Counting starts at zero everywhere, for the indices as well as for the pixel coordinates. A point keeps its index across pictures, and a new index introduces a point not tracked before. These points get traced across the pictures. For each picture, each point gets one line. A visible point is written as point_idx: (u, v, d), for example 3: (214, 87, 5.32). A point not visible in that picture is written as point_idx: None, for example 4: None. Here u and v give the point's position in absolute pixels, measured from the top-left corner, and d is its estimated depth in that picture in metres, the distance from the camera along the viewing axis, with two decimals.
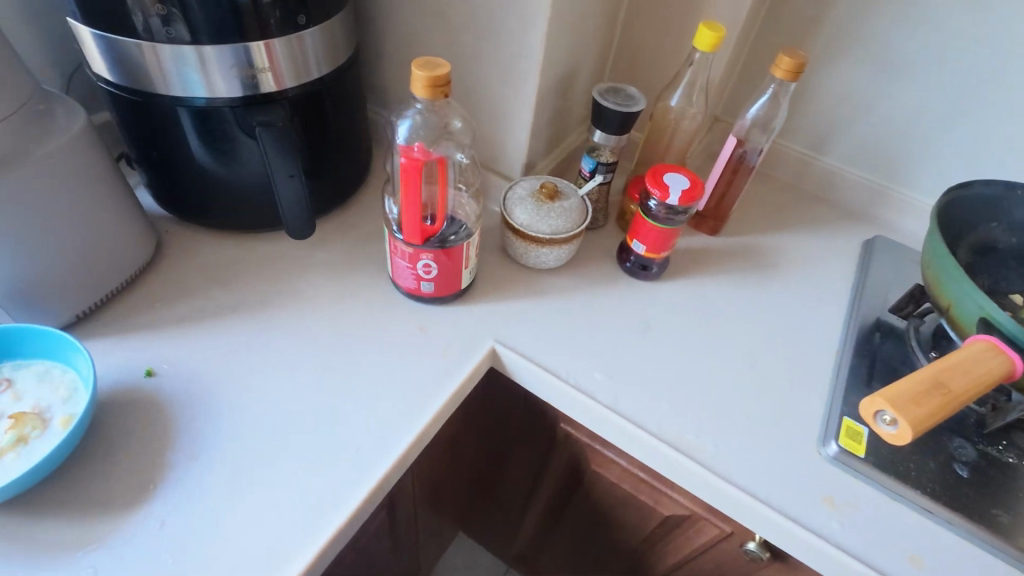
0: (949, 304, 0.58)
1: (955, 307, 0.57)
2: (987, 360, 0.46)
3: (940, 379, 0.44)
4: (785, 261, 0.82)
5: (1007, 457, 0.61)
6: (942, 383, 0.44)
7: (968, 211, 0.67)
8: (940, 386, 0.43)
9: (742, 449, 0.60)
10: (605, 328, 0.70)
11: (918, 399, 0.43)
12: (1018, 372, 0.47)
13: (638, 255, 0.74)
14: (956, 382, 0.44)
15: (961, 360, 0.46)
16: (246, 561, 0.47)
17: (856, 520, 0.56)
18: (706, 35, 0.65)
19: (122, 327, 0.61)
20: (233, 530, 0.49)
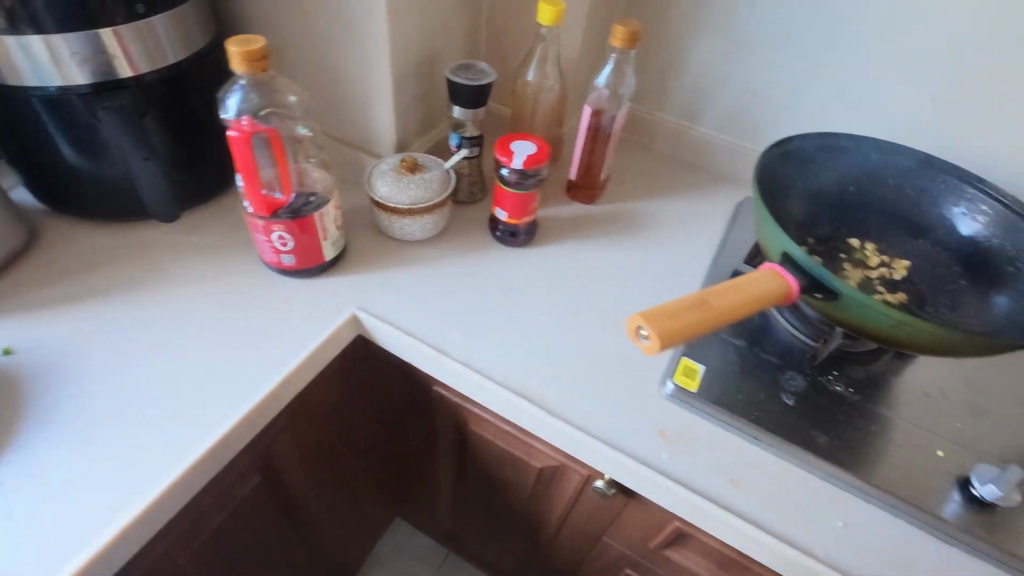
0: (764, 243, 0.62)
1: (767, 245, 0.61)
2: (761, 284, 0.50)
3: (708, 298, 0.47)
4: (656, 224, 0.86)
5: (835, 386, 0.66)
6: (710, 300, 0.47)
7: (794, 163, 0.71)
8: (706, 303, 0.46)
9: (587, 393, 0.64)
10: (470, 291, 0.73)
11: (684, 312, 0.45)
12: (795, 293, 0.51)
13: (504, 222, 0.77)
14: (725, 300, 0.47)
15: (733, 284, 0.49)
16: (83, 511, 0.50)
17: (685, 450, 0.60)
18: (545, 10, 0.70)
19: None
20: (73, 487, 0.52)
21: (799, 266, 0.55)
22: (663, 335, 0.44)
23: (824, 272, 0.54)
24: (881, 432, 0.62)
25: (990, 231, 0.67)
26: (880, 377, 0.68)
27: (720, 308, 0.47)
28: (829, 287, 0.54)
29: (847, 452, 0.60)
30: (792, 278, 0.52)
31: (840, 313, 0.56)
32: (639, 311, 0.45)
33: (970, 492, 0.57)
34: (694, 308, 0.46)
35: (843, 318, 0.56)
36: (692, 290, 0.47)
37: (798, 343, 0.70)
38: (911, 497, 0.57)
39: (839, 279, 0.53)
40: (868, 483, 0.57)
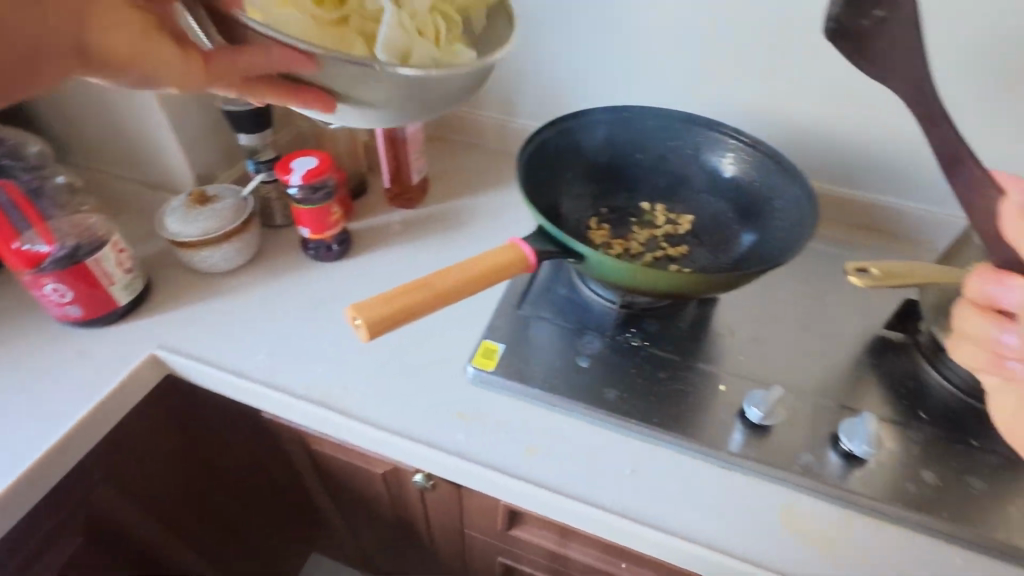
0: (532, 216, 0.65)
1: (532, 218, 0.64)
2: (494, 258, 0.53)
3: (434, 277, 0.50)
4: (479, 216, 0.88)
5: (632, 341, 0.69)
6: (434, 279, 0.49)
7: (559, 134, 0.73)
8: (430, 283, 0.49)
9: (390, 392, 0.65)
10: (278, 311, 0.72)
11: (403, 294, 0.48)
12: (534, 263, 0.54)
13: (313, 239, 0.77)
14: (451, 277, 0.50)
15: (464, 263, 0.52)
16: None
17: (485, 428, 0.62)
18: None
19: None
20: None
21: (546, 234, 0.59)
22: (380, 320, 0.46)
23: (566, 238, 0.57)
24: (671, 378, 0.66)
25: (743, 168, 0.73)
26: (676, 326, 0.72)
27: (445, 284, 0.49)
28: (574, 251, 0.58)
29: (636, 403, 0.63)
30: (532, 248, 0.55)
31: (594, 274, 0.60)
32: (357, 303, 0.47)
33: (747, 418, 0.61)
34: (415, 289, 0.48)
35: (598, 278, 0.61)
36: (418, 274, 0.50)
37: (600, 307, 0.73)
38: (693, 433, 0.60)
39: (578, 242, 0.57)
40: (653, 427, 0.61)
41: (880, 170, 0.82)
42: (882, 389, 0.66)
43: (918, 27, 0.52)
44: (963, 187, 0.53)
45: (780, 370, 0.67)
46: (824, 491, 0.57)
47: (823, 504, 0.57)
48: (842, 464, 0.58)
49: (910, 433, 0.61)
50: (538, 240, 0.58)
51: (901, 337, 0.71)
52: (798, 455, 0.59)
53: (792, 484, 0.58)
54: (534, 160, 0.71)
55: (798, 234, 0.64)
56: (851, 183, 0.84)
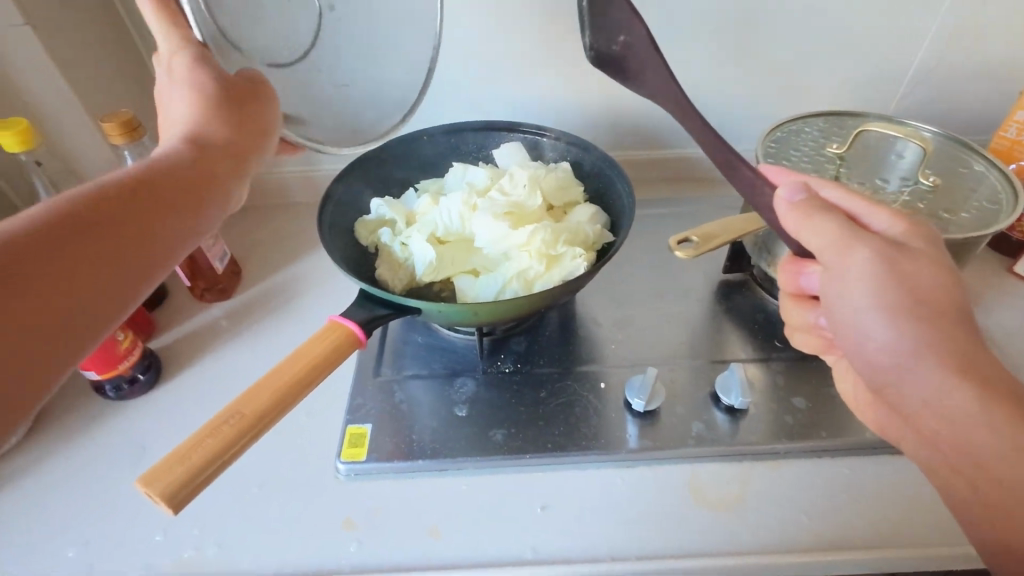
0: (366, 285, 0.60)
1: None
2: (313, 349, 0.46)
3: (239, 403, 0.42)
4: (309, 286, 0.79)
5: (504, 368, 0.66)
6: (240, 405, 0.42)
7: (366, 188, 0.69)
8: (234, 411, 0.42)
9: (249, 530, 0.54)
10: (83, 484, 0.58)
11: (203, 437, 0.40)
12: (361, 338, 0.49)
13: (106, 379, 0.64)
14: (261, 395, 0.43)
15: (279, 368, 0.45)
16: None
17: (376, 527, 0.54)
18: (6, 135, 0.57)
19: None
20: None
21: (374, 300, 0.52)
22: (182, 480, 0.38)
23: (392, 295, 0.51)
24: (552, 395, 0.63)
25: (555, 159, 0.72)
26: (543, 337, 0.69)
27: (253, 406, 0.42)
28: (407, 307, 0.52)
29: (525, 435, 0.59)
30: (357, 320, 0.49)
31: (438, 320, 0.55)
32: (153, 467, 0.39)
33: (634, 409, 0.61)
34: (218, 427, 0.41)
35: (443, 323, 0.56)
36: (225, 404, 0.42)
37: (464, 343, 0.68)
38: (588, 443, 0.58)
39: (408, 296, 0.51)
40: (550, 453, 0.57)
41: (676, 128, 0.86)
42: (737, 331, 0.69)
43: (650, 42, 0.53)
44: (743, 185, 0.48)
45: (651, 347, 0.68)
46: (721, 453, 0.58)
47: (723, 464, 0.57)
48: (728, 420, 0.60)
49: (773, 366, 0.65)
50: (363, 307, 0.51)
51: (740, 277, 0.75)
52: (688, 428, 0.59)
53: (692, 457, 0.58)
54: (341, 220, 0.65)
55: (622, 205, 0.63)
56: (656, 146, 0.89)
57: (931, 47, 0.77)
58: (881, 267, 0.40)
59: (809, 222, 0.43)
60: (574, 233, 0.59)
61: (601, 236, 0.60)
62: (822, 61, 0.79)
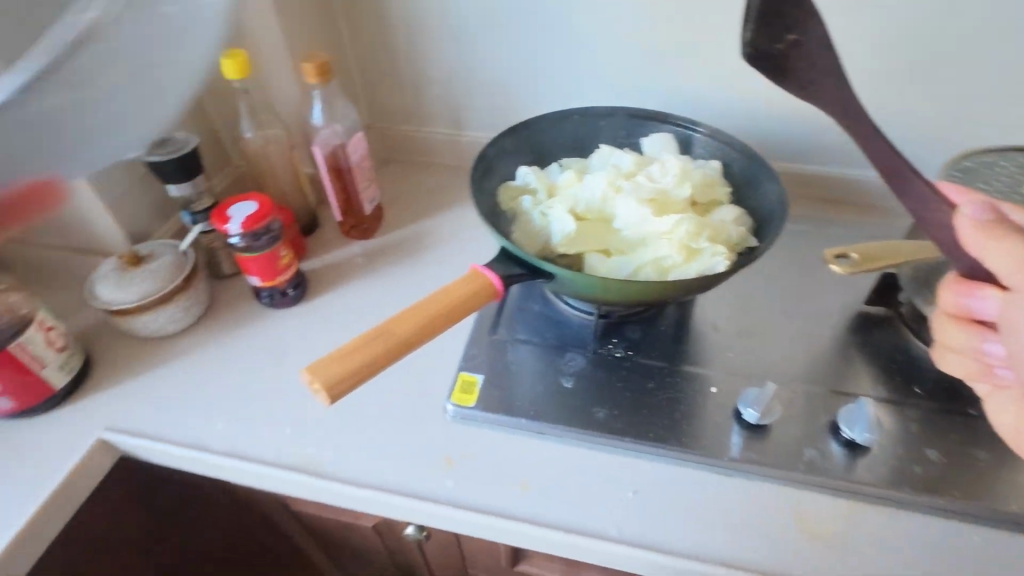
0: None
1: None
2: (459, 289, 0.49)
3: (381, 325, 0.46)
4: (441, 241, 0.84)
5: (614, 352, 0.66)
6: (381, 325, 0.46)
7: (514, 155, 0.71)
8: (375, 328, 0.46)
9: (363, 443, 0.60)
10: (234, 371, 0.67)
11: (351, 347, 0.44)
12: (501, 288, 0.51)
13: (264, 287, 0.73)
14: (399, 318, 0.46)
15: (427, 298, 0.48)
16: None
17: (473, 470, 0.57)
18: (228, 64, 0.67)
19: None
20: None
21: (514, 259, 0.55)
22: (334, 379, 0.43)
23: (532, 257, 0.54)
24: (660, 388, 0.63)
25: (704, 157, 0.71)
26: (658, 330, 0.69)
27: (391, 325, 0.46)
28: (543, 271, 0.54)
29: (627, 419, 0.59)
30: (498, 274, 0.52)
31: (568, 290, 0.57)
32: (312, 364, 0.43)
33: (743, 419, 0.59)
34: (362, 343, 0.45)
35: (572, 294, 0.57)
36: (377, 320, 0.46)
37: (578, 321, 0.70)
38: (691, 443, 0.58)
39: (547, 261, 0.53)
40: (649, 443, 0.58)
41: (838, 146, 0.81)
42: (871, 366, 0.64)
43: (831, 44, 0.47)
44: (911, 202, 0.45)
45: (770, 362, 0.65)
46: (832, 486, 0.55)
47: (831, 498, 0.55)
48: (846, 455, 0.56)
49: (906, 412, 0.60)
50: (504, 263, 0.54)
51: (883, 312, 0.70)
52: (800, 452, 0.57)
53: (799, 483, 0.55)
54: (489, 181, 0.68)
55: (772, 214, 0.61)
56: (811, 160, 0.84)
57: None
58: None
59: (989, 252, 0.41)
60: (719, 230, 0.58)
61: (747, 239, 0.59)
62: None
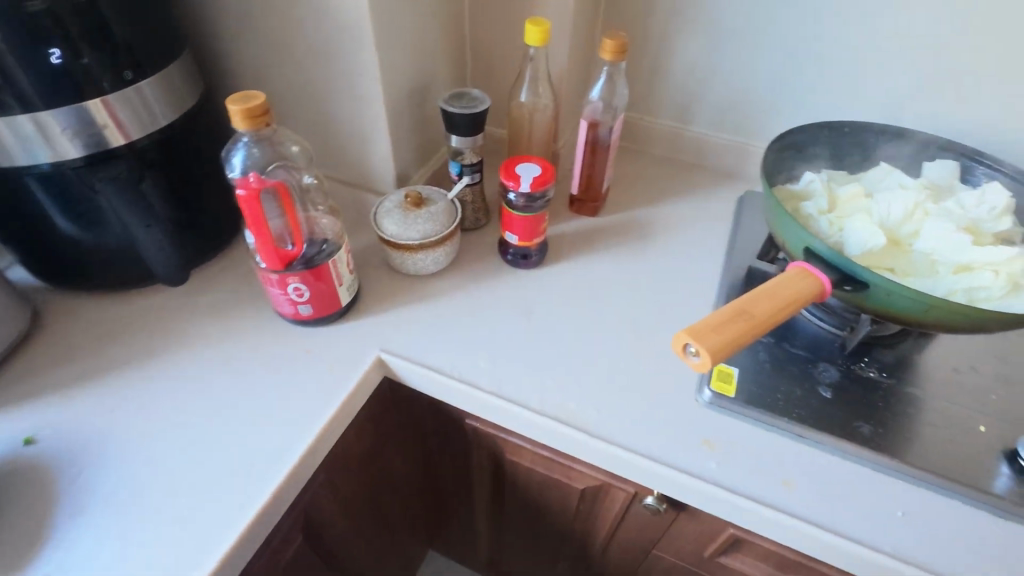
0: (783, 242, 0.62)
1: (787, 243, 0.61)
2: (799, 286, 0.50)
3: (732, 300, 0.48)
4: (666, 230, 0.86)
5: (868, 372, 0.66)
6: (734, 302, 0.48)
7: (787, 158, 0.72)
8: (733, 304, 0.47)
9: (623, 411, 0.63)
10: (492, 319, 0.72)
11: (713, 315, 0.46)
12: (827, 291, 0.52)
13: (515, 246, 0.77)
14: (756, 303, 0.48)
15: (773, 289, 0.49)
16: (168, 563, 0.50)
17: (734, 457, 0.59)
18: (533, 31, 0.70)
19: (12, 397, 0.62)
20: (133, 557, 0.51)
21: (826, 262, 0.56)
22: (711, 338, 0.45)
23: (851, 263, 0.54)
24: (921, 415, 0.62)
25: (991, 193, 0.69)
26: (909, 358, 0.68)
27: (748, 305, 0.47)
28: (858, 278, 0.55)
29: (892, 440, 0.59)
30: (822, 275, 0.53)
31: (873, 303, 0.56)
32: (682, 328, 0.45)
33: (1018, 462, 0.58)
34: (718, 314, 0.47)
35: (873, 308, 0.57)
36: (731, 299, 0.48)
37: (825, 334, 0.70)
38: (965, 476, 0.57)
39: (868, 270, 0.54)
40: (922, 469, 0.57)
41: None
42: None
43: None
44: None
45: None
46: None
47: None
48: None
49: None
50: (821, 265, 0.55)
51: None
52: None
53: None
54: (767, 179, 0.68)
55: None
56: None
57: None
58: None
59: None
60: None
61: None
62: None
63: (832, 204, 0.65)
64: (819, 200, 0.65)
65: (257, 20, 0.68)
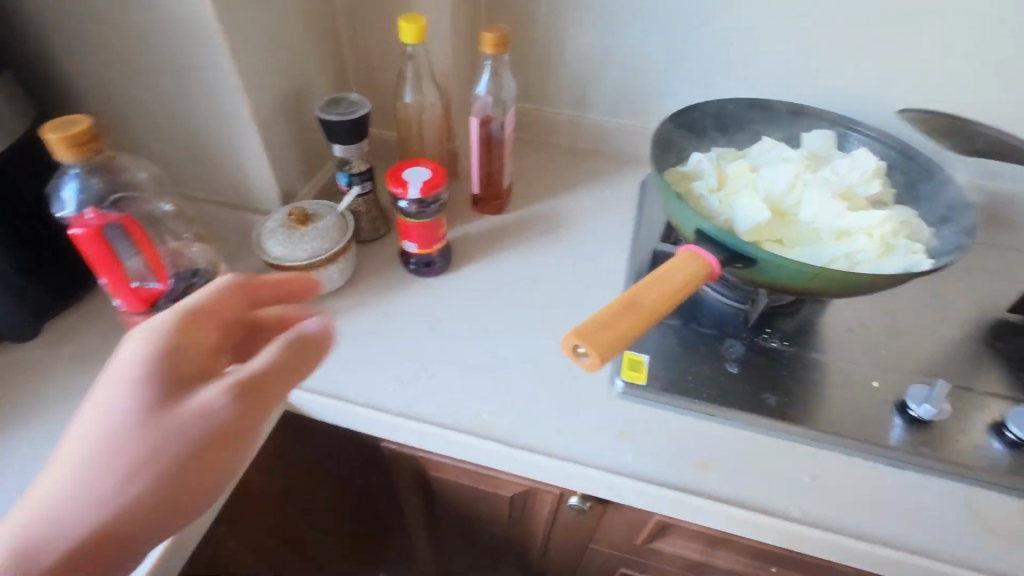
0: (677, 224, 0.62)
1: (681, 224, 0.61)
2: (685, 269, 0.50)
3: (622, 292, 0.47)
4: (572, 221, 0.85)
5: (771, 342, 0.68)
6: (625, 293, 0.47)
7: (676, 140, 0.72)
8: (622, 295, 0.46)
9: (538, 413, 0.61)
10: (395, 335, 0.68)
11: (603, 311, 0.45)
12: (716, 270, 0.52)
13: (416, 254, 0.73)
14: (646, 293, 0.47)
15: (660, 275, 0.49)
16: None
17: (649, 445, 0.59)
18: (407, 29, 0.67)
19: None
20: None
21: (717, 242, 0.56)
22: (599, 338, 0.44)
23: (739, 241, 0.55)
24: (821, 379, 0.64)
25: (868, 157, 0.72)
26: (807, 324, 0.70)
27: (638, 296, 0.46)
28: (747, 255, 0.55)
29: (796, 407, 0.61)
30: (712, 256, 0.53)
31: (765, 278, 0.57)
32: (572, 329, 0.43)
33: (908, 413, 0.60)
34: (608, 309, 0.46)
35: (765, 282, 0.58)
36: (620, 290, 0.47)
37: (729, 309, 0.71)
38: (863, 433, 0.59)
39: (755, 246, 0.54)
40: (824, 432, 0.59)
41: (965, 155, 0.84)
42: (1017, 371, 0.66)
43: None
44: None
45: (918, 359, 0.67)
46: (1003, 483, 0.57)
47: (1003, 495, 0.56)
48: (1012, 452, 0.58)
49: None
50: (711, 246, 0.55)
51: (1020, 320, 0.72)
52: (968, 449, 0.58)
53: (969, 478, 0.57)
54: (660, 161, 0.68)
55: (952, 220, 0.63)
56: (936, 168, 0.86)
57: None
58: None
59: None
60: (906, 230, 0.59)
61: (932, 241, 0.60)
62: None
63: (722, 182, 0.65)
64: (707, 179, 0.66)
65: (91, 32, 0.61)
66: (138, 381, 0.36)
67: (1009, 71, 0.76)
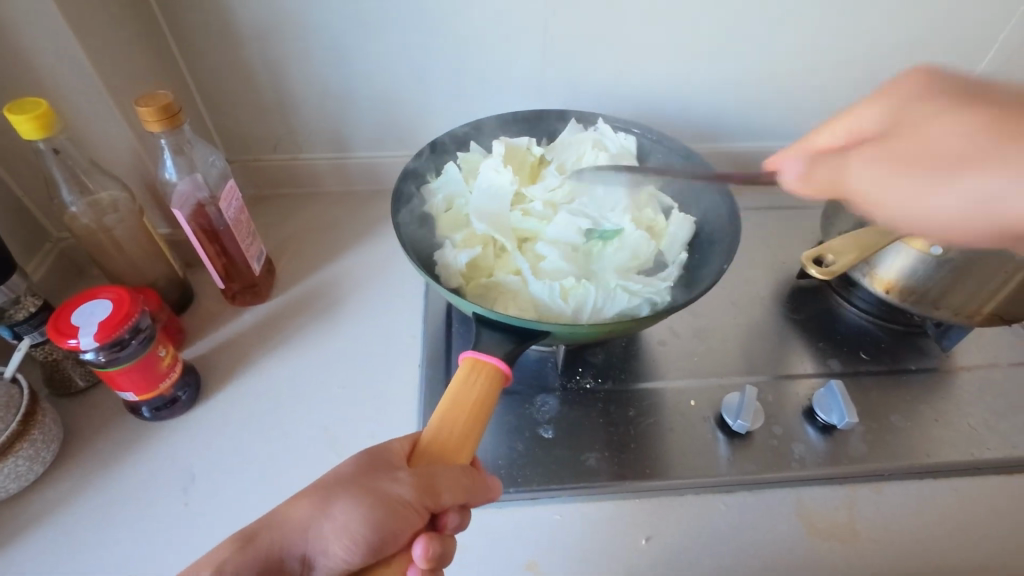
0: (490, 297, 0.59)
1: (497, 300, 0.58)
2: (493, 402, 0.45)
3: (416, 482, 0.39)
4: (356, 284, 0.73)
5: (585, 384, 0.61)
6: (419, 489, 0.39)
7: (423, 185, 0.66)
8: (411, 494, 0.38)
9: None
10: (134, 521, 0.52)
11: (398, 538, 0.37)
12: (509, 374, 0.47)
13: (142, 401, 0.57)
14: (445, 480, 0.40)
15: (472, 433, 0.43)
16: None
17: (467, 565, 0.50)
18: (21, 121, 0.47)
19: None
20: None
21: (505, 327, 0.49)
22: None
23: (526, 320, 0.48)
24: (641, 414, 0.59)
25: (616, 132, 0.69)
26: (619, 349, 0.65)
27: (435, 491, 0.39)
28: (538, 331, 0.49)
29: (620, 460, 0.55)
30: (497, 354, 0.47)
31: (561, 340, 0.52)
32: None
33: (727, 426, 0.57)
34: (412, 517, 0.38)
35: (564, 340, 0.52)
36: (448, 489, 0.39)
37: (539, 356, 0.64)
38: (685, 468, 0.55)
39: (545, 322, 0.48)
40: (649, 480, 0.54)
41: (734, 121, 0.83)
42: (817, 341, 0.66)
43: None
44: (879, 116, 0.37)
45: (732, 355, 0.64)
46: (826, 476, 0.55)
47: (825, 487, 0.55)
48: (823, 438, 0.57)
49: (863, 382, 0.62)
50: (496, 334, 0.49)
51: (813, 283, 0.72)
52: (789, 450, 0.56)
53: (793, 481, 0.55)
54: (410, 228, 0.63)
55: (690, 198, 0.67)
56: (713, 138, 0.85)
57: (1001, 46, 0.75)
58: (921, 110, 0.35)
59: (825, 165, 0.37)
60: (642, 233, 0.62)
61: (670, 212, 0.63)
62: (888, 55, 0.76)
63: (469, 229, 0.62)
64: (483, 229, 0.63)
65: None
66: (320, 488, 0.40)
67: (754, 34, 0.73)
